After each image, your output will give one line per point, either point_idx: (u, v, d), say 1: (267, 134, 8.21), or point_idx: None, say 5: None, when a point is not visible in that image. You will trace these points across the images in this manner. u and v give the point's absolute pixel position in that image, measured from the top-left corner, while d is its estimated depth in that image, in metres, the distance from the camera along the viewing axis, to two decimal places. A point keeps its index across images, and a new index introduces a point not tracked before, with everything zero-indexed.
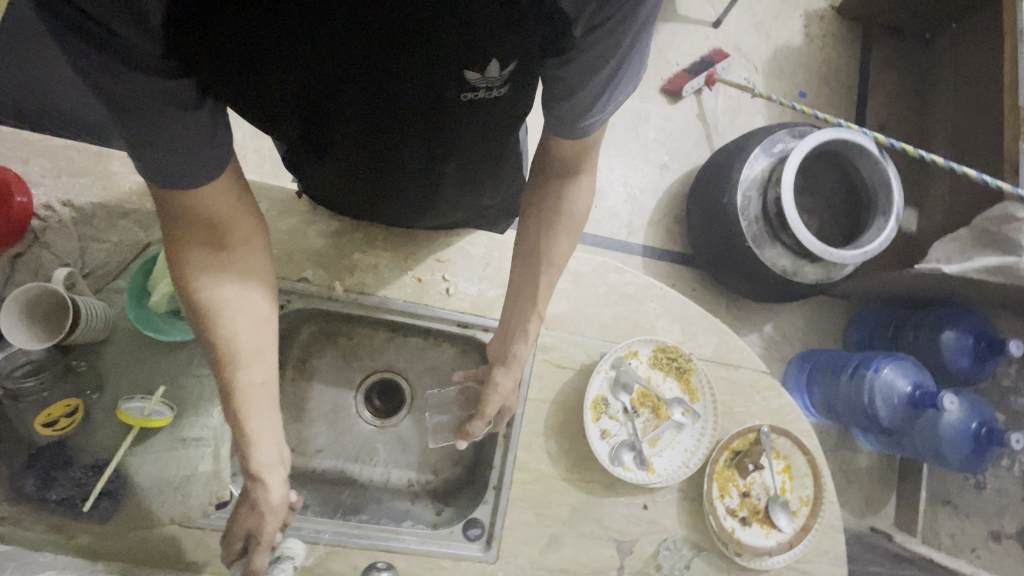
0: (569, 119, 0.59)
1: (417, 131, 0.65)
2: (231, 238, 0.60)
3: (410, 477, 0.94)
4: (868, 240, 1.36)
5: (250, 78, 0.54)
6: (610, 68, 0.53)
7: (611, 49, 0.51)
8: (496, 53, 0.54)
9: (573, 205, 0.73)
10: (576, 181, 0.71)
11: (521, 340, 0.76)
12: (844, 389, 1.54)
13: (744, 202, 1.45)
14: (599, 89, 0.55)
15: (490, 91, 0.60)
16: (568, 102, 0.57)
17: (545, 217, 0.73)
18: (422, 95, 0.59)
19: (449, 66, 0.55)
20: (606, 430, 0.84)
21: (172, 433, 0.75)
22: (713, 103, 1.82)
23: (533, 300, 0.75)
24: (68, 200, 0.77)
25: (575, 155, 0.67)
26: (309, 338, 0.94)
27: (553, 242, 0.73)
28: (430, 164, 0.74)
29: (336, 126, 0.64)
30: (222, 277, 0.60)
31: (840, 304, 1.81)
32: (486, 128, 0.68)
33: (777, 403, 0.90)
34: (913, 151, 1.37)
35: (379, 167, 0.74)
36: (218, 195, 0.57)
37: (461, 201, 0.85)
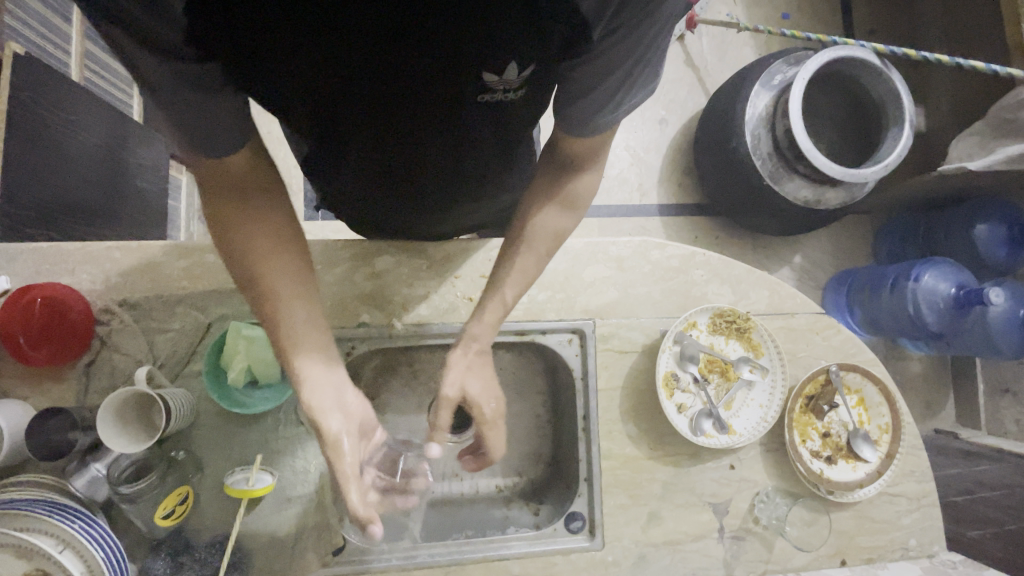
0: (588, 111, 0.59)
1: (432, 130, 0.65)
2: (253, 197, 0.60)
3: (498, 483, 0.98)
4: (886, 152, 1.35)
5: (270, 80, 0.55)
6: (630, 59, 0.54)
7: (628, 50, 0.53)
8: (517, 55, 0.54)
9: (576, 196, 0.72)
10: (579, 175, 0.70)
11: (478, 317, 0.73)
12: (887, 302, 1.54)
13: (754, 141, 1.44)
14: (615, 86, 0.56)
15: (509, 92, 0.60)
16: (584, 98, 0.58)
17: (540, 193, 0.72)
18: (439, 95, 0.58)
19: (467, 67, 0.55)
20: (681, 404, 0.86)
21: (277, 495, 0.78)
22: (698, 45, 1.79)
23: (504, 277, 0.73)
24: (123, 299, 0.79)
25: (587, 149, 0.66)
26: (374, 374, 0.98)
27: (540, 219, 0.72)
28: (447, 163, 0.73)
29: (352, 128, 0.64)
30: (257, 238, 0.60)
31: (864, 219, 1.80)
32: (499, 125, 0.68)
33: (838, 340, 0.92)
34: (916, 54, 1.32)
35: (394, 171, 0.75)
36: (236, 162, 0.56)
37: (480, 194, 0.86)
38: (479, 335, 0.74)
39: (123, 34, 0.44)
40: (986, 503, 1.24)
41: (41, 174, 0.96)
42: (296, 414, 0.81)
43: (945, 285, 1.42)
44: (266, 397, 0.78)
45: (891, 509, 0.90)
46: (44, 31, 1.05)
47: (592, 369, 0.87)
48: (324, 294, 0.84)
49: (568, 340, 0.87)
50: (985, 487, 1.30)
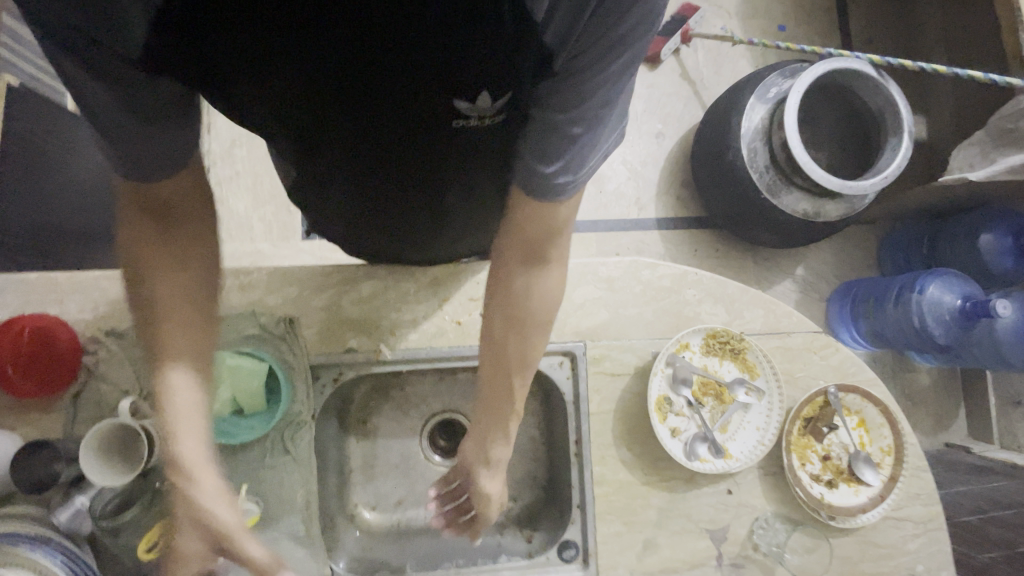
0: (541, 159, 0.56)
1: (409, 156, 0.65)
2: (176, 221, 0.65)
3: None
4: (885, 163, 1.33)
5: (245, 101, 0.56)
6: (592, 111, 0.52)
7: (587, 93, 0.50)
8: (486, 84, 0.53)
9: (545, 298, 0.70)
10: (546, 272, 0.68)
11: (501, 444, 0.76)
12: (892, 316, 1.51)
13: (750, 154, 1.43)
14: (576, 140, 0.54)
15: (484, 119, 0.59)
16: (544, 149, 0.55)
17: (512, 315, 0.70)
18: (407, 120, 0.58)
19: (435, 95, 0.54)
20: (675, 427, 0.84)
21: (263, 526, 0.77)
22: (694, 59, 1.79)
23: (508, 404, 0.74)
24: (110, 329, 0.79)
25: (552, 231, 0.64)
26: (366, 397, 0.97)
27: (525, 345, 0.71)
28: (430, 188, 0.74)
29: (324, 151, 0.64)
30: (166, 262, 0.65)
31: (866, 230, 1.77)
32: (476, 152, 0.66)
33: (836, 359, 0.89)
34: (912, 64, 1.31)
35: (378, 195, 0.75)
36: (169, 186, 0.62)
37: (469, 220, 0.86)
38: (498, 459, 0.77)
39: (68, 60, 0.49)
40: (998, 522, 1.20)
41: (31, 204, 0.97)
42: (282, 442, 0.80)
43: (950, 298, 1.39)
44: (251, 426, 0.77)
45: (896, 534, 0.87)
46: (39, 64, 1.07)
47: (584, 394, 0.85)
48: (311, 319, 0.83)
49: (559, 362, 0.86)
50: (998, 505, 1.26)
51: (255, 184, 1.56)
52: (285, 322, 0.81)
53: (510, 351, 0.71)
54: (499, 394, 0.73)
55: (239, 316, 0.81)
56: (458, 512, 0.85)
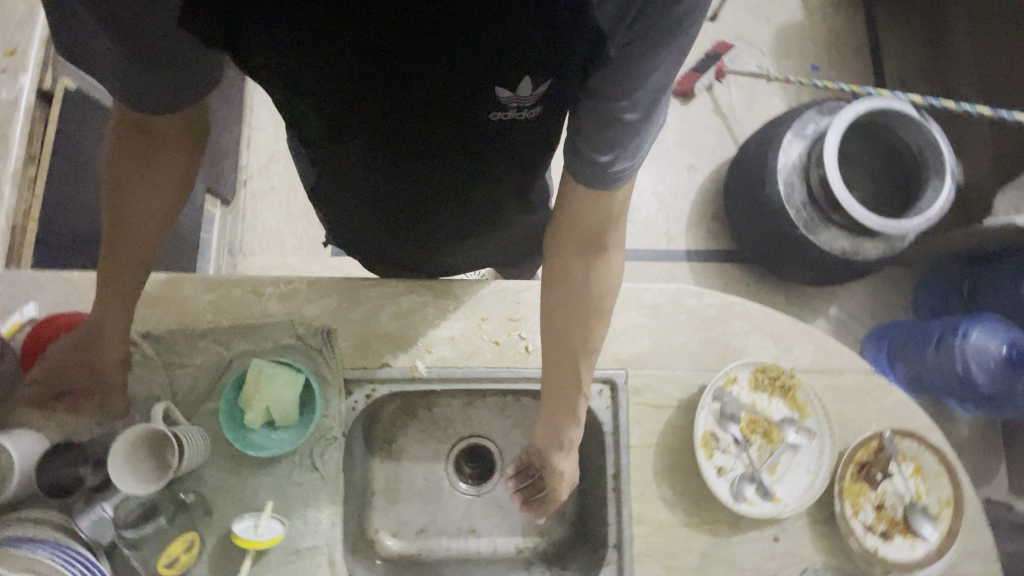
0: (592, 148, 0.53)
1: (444, 151, 0.64)
2: (159, 155, 0.64)
3: (517, 543, 0.93)
4: (926, 204, 1.32)
5: (281, 79, 0.55)
6: (646, 96, 0.49)
7: (641, 75, 0.48)
8: (529, 71, 0.52)
9: (603, 285, 0.68)
10: (604, 260, 0.67)
11: (573, 426, 0.74)
12: (932, 360, 1.46)
13: (787, 190, 1.42)
14: (632, 129, 0.52)
15: (523, 111, 0.58)
16: (598, 137, 0.52)
17: (573, 305, 0.68)
18: (444, 110, 0.57)
19: (479, 82, 0.53)
20: (721, 466, 0.79)
21: (286, 546, 0.74)
22: (727, 95, 1.80)
23: (571, 394, 0.71)
24: (148, 331, 0.78)
25: (605, 220, 0.63)
26: (393, 418, 0.94)
27: (588, 333, 0.69)
28: (458, 189, 0.71)
29: (355, 144, 0.63)
30: (145, 197, 0.66)
31: (901, 272, 1.74)
32: (511, 148, 0.65)
33: (890, 402, 0.85)
34: (955, 105, 1.30)
35: (407, 195, 0.73)
36: (167, 125, 0.62)
37: (493, 224, 0.84)
38: (570, 441, 0.75)
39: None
40: None
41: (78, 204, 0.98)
42: (311, 459, 0.76)
43: (995, 345, 1.34)
44: (283, 439, 0.74)
45: None
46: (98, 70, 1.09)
47: (624, 424, 0.82)
48: (348, 332, 0.80)
49: (599, 390, 0.82)
50: None
51: (289, 199, 1.58)
52: (322, 333, 0.79)
53: (569, 344, 0.69)
54: (564, 389, 0.71)
55: (277, 325, 0.79)
56: (532, 489, 0.84)
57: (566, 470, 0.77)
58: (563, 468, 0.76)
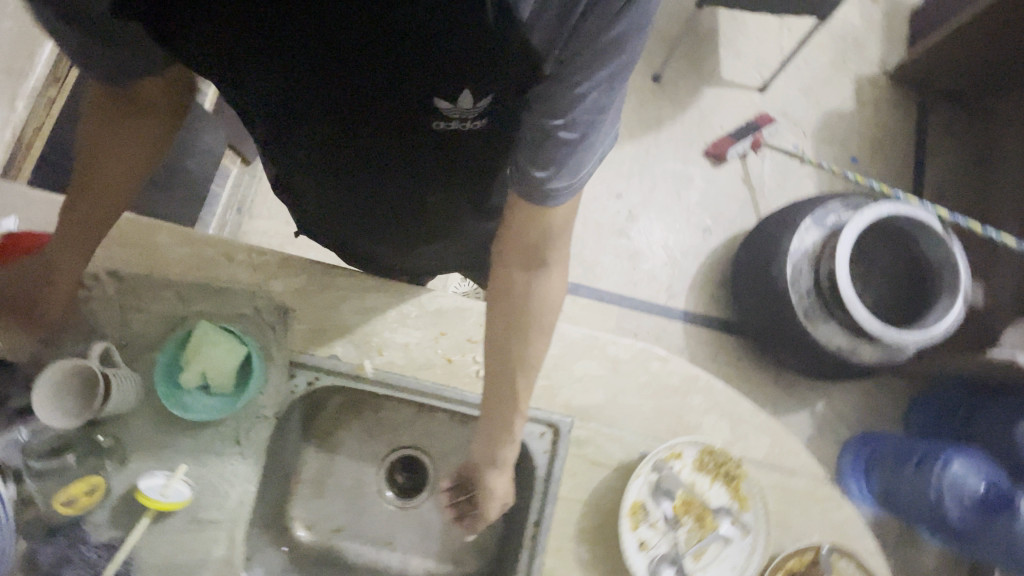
0: (535, 162, 0.56)
1: (393, 153, 0.65)
2: (135, 124, 0.66)
3: (429, 566, 0.91)
4: (932, 321, 1.28)
5: (232, 68, 0.57)
6: (582, 117, 0.53)
7: (577, 90, 0.51)
8: (467, 84, 0.54)
9: (546, 300, 0.67)
10: (547, 276, 0.66)
11: (508, 443, 0.72)
12: (908, 481, 1.38)
13: (794, 274, 1.38)
14: (572, 147, 0.54)
15: (466, 123, 0.60)
16: (539, 153, 0.55)
17: (514, 320, 0.68)
18: (389, 113, 0.59)
19: (420, 89, 0.55)
20: (644, 540, 0.75)
21: (189, 514, 0.73)
22: (760, 166, 1.79)
23: (512, 405, 0.70)
24: (113, 270, 0.78)
25: (545, 234, 0.63)
26: (336, 411, 0.93)
27: (526, 347, 0.68)
28: (410, 193, 0.73)
29: (306, 137, 0.65)
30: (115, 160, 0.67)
31: (900, 382, 1.68)
32: (459, 161, 0.67)
33: (837, 516, 0.81)
34: (982, 229, 1.28)
35: (362, 192, 0.75)
36: (149, 95, 0.64)
37: (449, 230, 0.86)
38: (505, 459, 0.73)
39: None
40: None
41: None
42: (236, 433, 0.76)
43: (974, 482, 1.27)
44: (215, 406, 0.73)
45: None
46: None
47: (557, 473, 0.79)
48: (306, 316, 0.80)
49: (541, 433, 0.80)
50: None
51: None
52: (280, 311, 0.79)
53: (506, 356, 0.69)
54: (501, 398, 0.70)
55: (239, 294, 0.79)
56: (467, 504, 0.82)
57: (495, 490, 0.75)
58: (494, 486, 0.75)
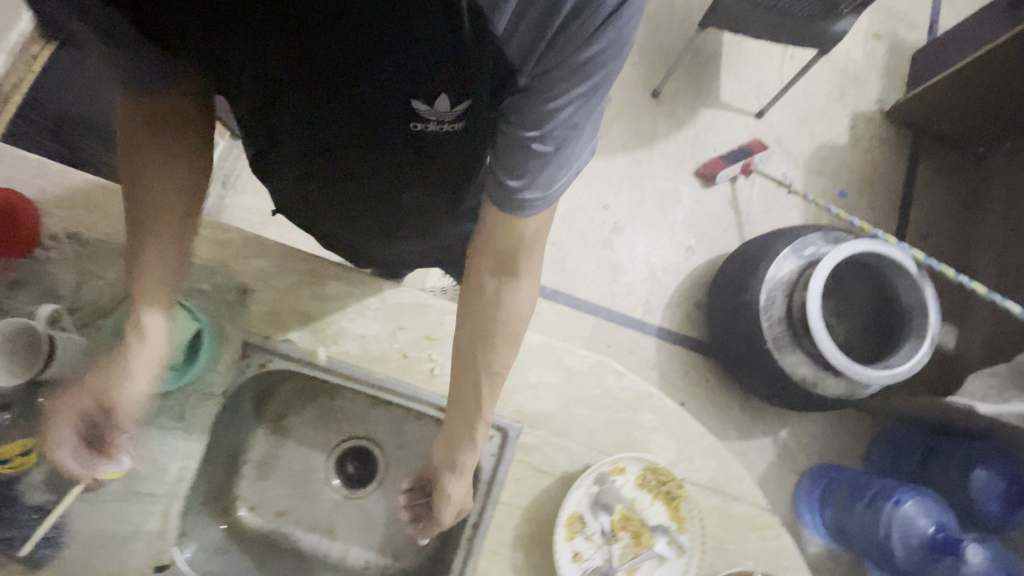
0: (508, 173, 0.57)
1: (372, 147, 0.66)
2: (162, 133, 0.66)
3: (368, 558, 0.90)
4: (897, 361, 1.29)
5: (214, 58, 0.58)
6: (555, 131, 0.54)
7: (550, 104, 0.52)
8: (446, 90, 0.56)
9: (515, 309, 0.67)
10: (517, 286, 0.66)
11: (469, 448, 0.72)
12: (859, 516, 1.42)
13: (767, 302, 1.40)
14: (544, 159, 0.55)
15: (443, 125, 0.61)
16: (513, 162, 0.56)
17: (484, 326, 0.68)
18: (370, 110, 0.60)
19: (400, 90, 0.57)
20: (578, 551, 0.76)
21: (126, 484, 0.72)
22: (748, 191, 1.80)
23: (475, 410, 0.71)
24: (75, 234, 0.78)
25: (519, 242, 0.63)
26: (291, 395, 0.93)
27: (491, 355, 0.68)
28: (386, 187, 0.74)
29: (286, 125, 0.66)
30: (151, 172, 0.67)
31: (864, 418, 1.69)
32: (435, 161, 0.69)
33: (773, 545, 0.81)
34: (955, 275, 1.30)
35: (339, 183, 0.76)
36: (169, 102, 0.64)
37: (421, 228, 0.87)
38: (466, 464, 0.73)
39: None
40: None
41: None
42: (182, 408, 0.76)
43: (925, 522, 1.29)
44: (161, 378, 0.74)
45: None
46: None
47: (501, 477, 0.80)
48: (263, 297, 0.80)
49: (489, 436, 0.80)
50: None
51: None
52: (238, 291, 0.79)
53: (473, 360, 0.69)
54: (463, 401, 0.71)
55: (200, 270, 0.79)
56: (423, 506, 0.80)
57: (451, 492, 0.74)
58: (450, 489, 0.74)
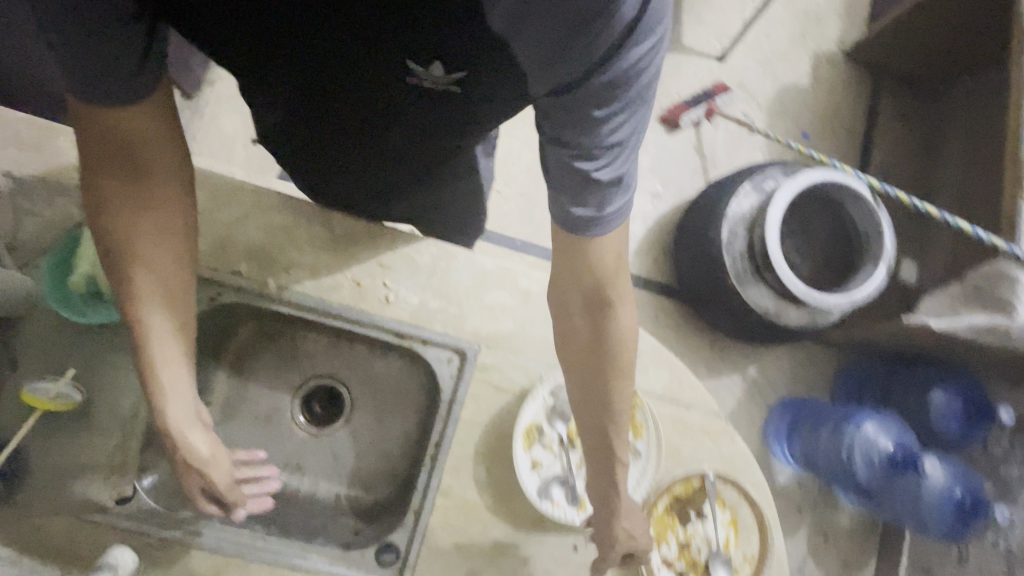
0: (570, 200, 0.59)
1: (377, 110, 0.71)
2: (146, 164, 0.66)
3: (338, 492, 0.92)
4: (856, 286, 1.32)
5: (227, 32, 0.63)
6: (605, 153, 0.55)
7: (589, 125, 0.53)
8: (440, 54, 0.59)
9: (618, 342, 0.69)
10: (613, 313, 0.68)
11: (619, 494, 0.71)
12: (824, 442, 1.48)
13: (729, 237, 1.42)
14: (596, 183, 0.57)
15: (438, 86, 0.64)
16: (570, 185, 0.58)
17: (592, 364, 0.70)
18: (370, 75, 0.64)
19: (393, 53, 0.60)
20: (537, 460, 0.79)
21: (80, 419, 0.72)
22: (713, 136, 1.81)
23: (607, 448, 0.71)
24: (7, 171, 0.75)
25: (610, 271, 0.66)
26: (250, 337, 0.93)
27: (606, 389, 0.70)
28: (389, 142, 0.79)
29: (292, 87, 0.70)
30: (132, 208, 0.66)
31: (829, 352, 1.74)
32: (431, 120, 0.72)
33: (728, 449, 0.84)
34: (907, 198, 1.31)
35: (347, 140, 0.80)
36: (138, 125, 0.63)
37: (404, 177, 0.90)
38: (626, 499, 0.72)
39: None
40: None
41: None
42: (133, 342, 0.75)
43: (883, 441, 1.36)
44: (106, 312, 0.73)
45: None
46: None
47: (460, 398, 0.81)
48: (207, 230, 0.79)
49: (447, 358, 0.81)
50: None
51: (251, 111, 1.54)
52: None
53: (587, 394, 0.71)
54: (595, 443, 0.72)
55: None
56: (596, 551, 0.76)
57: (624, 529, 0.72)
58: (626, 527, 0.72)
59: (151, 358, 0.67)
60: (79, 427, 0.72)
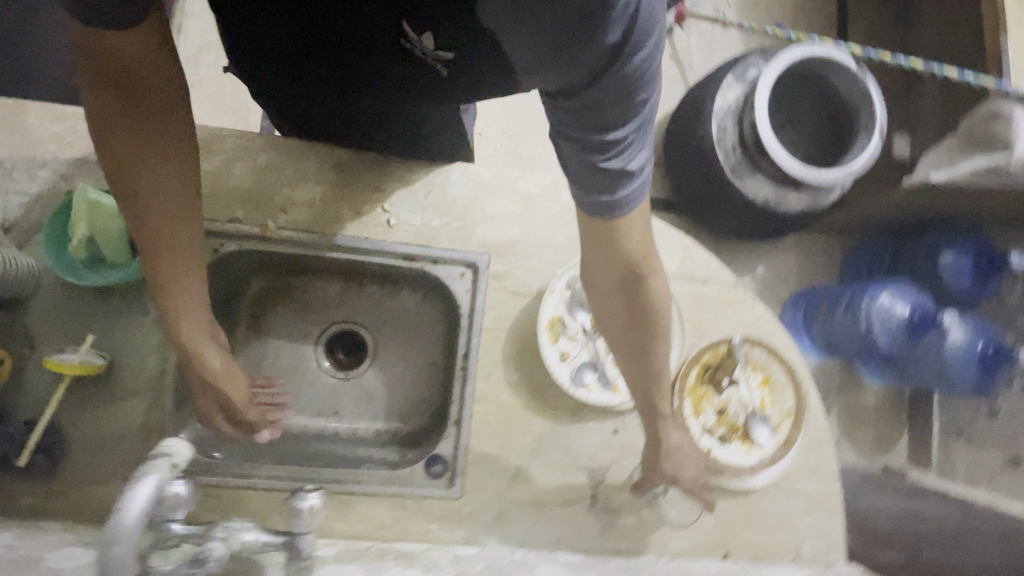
0: (584, 190, 0.54)
1: (365, 59, 0.72)
2: (145, 100, 0.59)
3: (377, 428, 0.93)
4: (852, 158, 1.31)
5: None
6: (620, 140, 0.49)
7: (601, 117, 0.48)
8: (433, 31, 0.63)
9: (655, 309, 0.65)
10: (650, 281, 0.63)
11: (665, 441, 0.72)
12: (840, 320, 1.48)
13: (719, 132, 1.39)
14: (614, 174, 0.51)
15: (428, 57, 0.67)
16: (587, 176, 0.52)
17: (634, 325, 0.66)
18: (359, 23, 0.66)
19: (388, 13, 0.63)
20: (564, 352, 0.80)
21: (110, 385, 0.73)
22: (686, 41, 1.76)
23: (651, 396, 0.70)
24: None
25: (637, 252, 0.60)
26: (262, 294, 0.93)
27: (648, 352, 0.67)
28: (377, 93, 0.79)
29: (276, 28, 0.70)
30: (137, 147, 0.60)
31: (834, 239, 1.74)
32: (418, 86, 0.75)
33: (749, 316, 0.86)
34: (891, 57, 1.27)
35: (333, 89, 0.80)
36: (138, 54, 0.55)
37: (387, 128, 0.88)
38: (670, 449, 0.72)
39: None
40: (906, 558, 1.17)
41: None
42: (147, 303, 0.75)
43: (899, 307, 1.37)
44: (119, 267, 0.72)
45: (786, 504, 0.82)
46: None
47: (480, 308, 0.81)
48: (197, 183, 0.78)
49: (460, 273, 0.81)
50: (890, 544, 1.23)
51: None
52: None
53: (622, 345, 0.68)
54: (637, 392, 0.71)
55: None
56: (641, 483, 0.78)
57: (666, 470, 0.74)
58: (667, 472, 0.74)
59: (167, 297, 0.66)
60: (111, 392, 0.73)
